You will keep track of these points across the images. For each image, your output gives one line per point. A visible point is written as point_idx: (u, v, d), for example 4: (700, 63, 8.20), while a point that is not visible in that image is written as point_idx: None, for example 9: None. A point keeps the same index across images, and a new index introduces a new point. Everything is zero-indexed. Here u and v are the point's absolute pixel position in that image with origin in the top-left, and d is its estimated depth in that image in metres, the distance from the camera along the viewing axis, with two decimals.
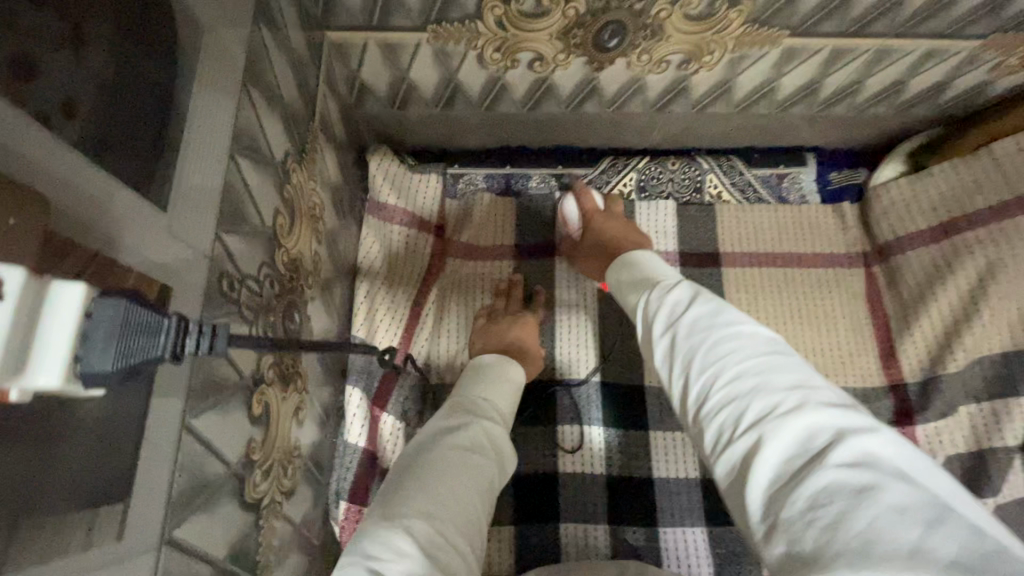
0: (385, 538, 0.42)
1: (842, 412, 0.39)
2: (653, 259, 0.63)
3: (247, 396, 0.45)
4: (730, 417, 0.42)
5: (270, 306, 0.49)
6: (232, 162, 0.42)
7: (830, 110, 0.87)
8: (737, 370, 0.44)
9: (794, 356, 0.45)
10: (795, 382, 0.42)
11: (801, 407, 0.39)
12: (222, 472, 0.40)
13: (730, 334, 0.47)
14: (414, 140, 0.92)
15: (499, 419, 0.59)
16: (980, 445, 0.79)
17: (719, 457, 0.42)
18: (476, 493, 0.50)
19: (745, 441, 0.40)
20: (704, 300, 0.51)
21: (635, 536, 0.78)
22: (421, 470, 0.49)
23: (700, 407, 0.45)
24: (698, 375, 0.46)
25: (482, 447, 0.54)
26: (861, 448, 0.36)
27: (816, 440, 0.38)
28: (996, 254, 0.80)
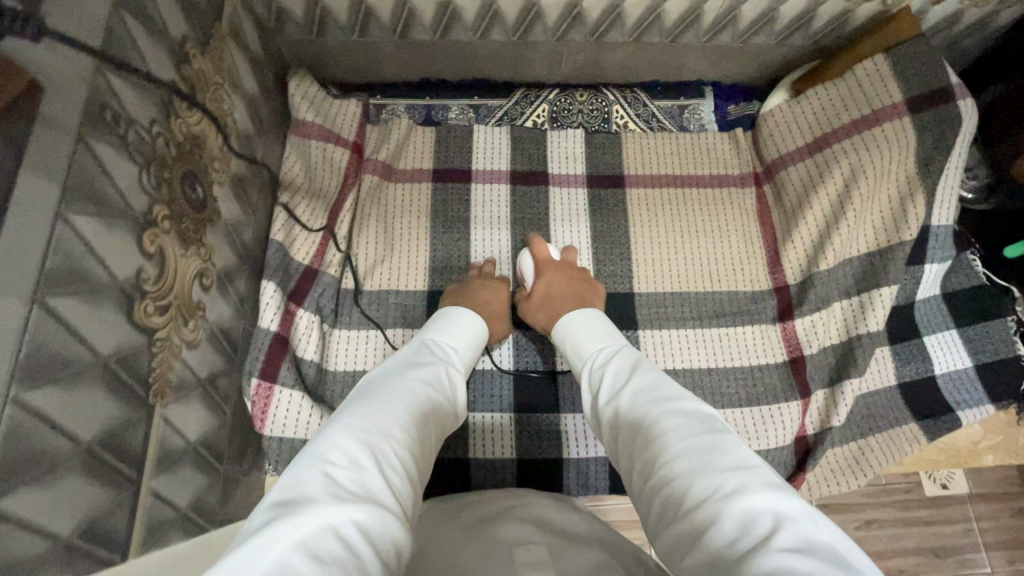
0: (345, 442, 0.49)
1: (776, 495, 0.45)
2: (599, 322, 0.77)
3: (137, 228, 0.50)
4: (682, 492, 0.48)
5: (165, 163, 0.55)
6: (116, 13, 0.48)
7: (716, 40, 0.96)
8: (685, 449, 0.51)
9: (733, 437, 0.52)
10: (740, 462, 0.48)
11: (742, 490, 0.45)
12: (102, 275, 0.45)
13: (671, 416, 0.55)
14: (337, 69, 0.98)
15: (457, 365, 0.72)
16: (850, 334, 0.89)
17: (672, 527, 0.48)
18: (430, 429, 0.59)
19: (693, 522, 0.46)
20: (646, 383, 0.62)
21: (538, 423, 0.87)
22: (380, 401, 0.57)
23: (651, 484, 0.52)
24: (648, 456, 0.54)
25: (443, 389, 0.65)
26: (795, 534, 0.41)
27: (755, 524, 0.43)
28: (858, 160, 0.89)
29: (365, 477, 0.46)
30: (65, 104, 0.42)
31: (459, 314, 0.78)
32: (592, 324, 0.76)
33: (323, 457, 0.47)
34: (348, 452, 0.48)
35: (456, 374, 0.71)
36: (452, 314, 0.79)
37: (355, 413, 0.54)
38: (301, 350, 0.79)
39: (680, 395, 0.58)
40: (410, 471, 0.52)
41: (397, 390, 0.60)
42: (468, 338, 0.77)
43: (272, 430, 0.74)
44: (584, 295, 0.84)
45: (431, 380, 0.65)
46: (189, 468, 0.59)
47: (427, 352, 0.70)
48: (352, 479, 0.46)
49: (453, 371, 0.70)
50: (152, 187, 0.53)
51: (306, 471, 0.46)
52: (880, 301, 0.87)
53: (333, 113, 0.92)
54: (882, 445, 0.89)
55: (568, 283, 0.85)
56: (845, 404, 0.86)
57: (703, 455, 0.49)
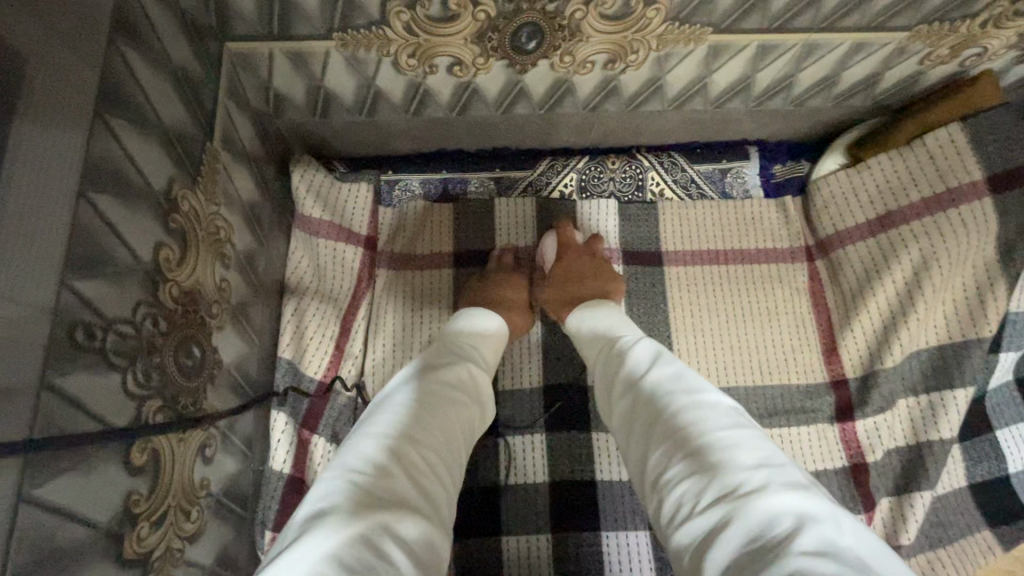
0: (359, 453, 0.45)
1: (803, 496, 0.41)
2: (614, 314, 0.72)
3: (123, 448, 0.42)
4: (700, 487, 0.45)
5: (155, 346, 0.47)
6: (84, 201, 0.39)
7: (766, 105, 0.86)
8: (707, 441, 0.48)
9: (756, 432, 0.49)
10: (763, 460, 0.45)
11: (765, 487, 0.42)
12: (83, 534, 0.38)
13: (695, 406, 0.52)
14: (343, 146, 0.88)
15: (483, 364, 0.64)
16: (917, 437, 0.80)
17: (687, 522, 0.45)
18: (458, 425, 0.54)
19: (710, 520, 0.43)
20: (669, 370, 0.57)
21: (579, 544, 0.78)
22: (396, 398, 0.53)
23: (668, 478, 0.49)
24: (665, 447, 0.51)
25: (467, 385, 0.59)
26: (823, 537, 0.37)
27: (778, 523, 0.39)
28: (931, 248, 0.80)
29: (383, 479, 0.43)
30: (22, 355, 0.34)
31: (481, 316, 0.70)
32: (614, 315, 0.72)
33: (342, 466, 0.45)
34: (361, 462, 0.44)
35: (484, 375, 0.62)
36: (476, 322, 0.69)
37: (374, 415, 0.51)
38: None
39: (701, 385, 0.55)
40: (438, 474, 0.48)
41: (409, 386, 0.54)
42: (491, 335, 0.69)
43: None
44: (603, 284, 0.80)
45: (460, 375, 0.58)
46: None
47: (449, 350, 0.62)
48: (369, 480, 0.43)
49: (477, 363, 0.63)
50: (141, 386, 0.44)
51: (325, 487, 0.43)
52: (953, 404, 0.79)
53: (342, 201, 0.83)
54: (953, 557, 0.81)
55: (592, 270, 0.82)
56: (915, 519, 0.78)
57: (730, 449, 0.46)
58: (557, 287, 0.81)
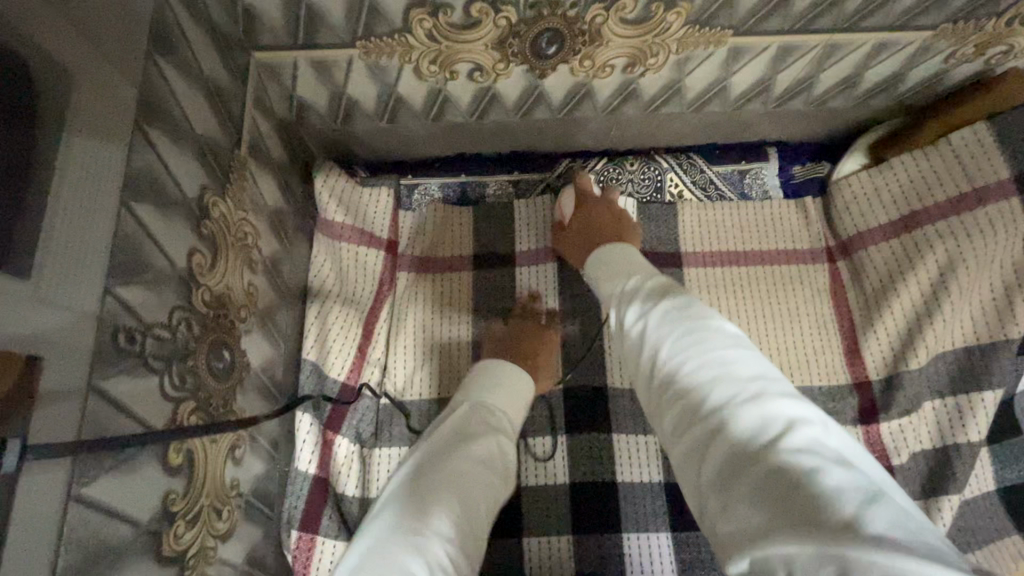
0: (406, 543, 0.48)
1: (793, 402, 0.44)
2: (629, 254, 0.71)
3: (161, 448, 0.43)
4: (695, 401, 0.47)
5: (188, 351, 0.48)
6: (125, 209, 0.40)
7: (787, 105, 0.85)
8: (704, 359, 0.49)
9: (753, 347, 0.50)
10: (759, 374, 0.46)
11: (758, 396, 0.44)
12: (127, 532, 0.39)
13: (694, 326, 0.52)
14: (364, 152, 0.89)
15: (509, 429, 0.67)
16: (944, 440, 0.79)
17: (681, 435, 0.47)
18: (482, 498, 0.57)
19: (705, 427, 0.45)
20: (674, 296, 0.57)
21: (599, 545, 0.78)
22: (435, 475, 0.56)
23: (666, 392, 0.50)
24: (665, 363, 0.51)
25: (495, 457, 0.62)
26: (811, 438, 0.40)
27: (769, 428, 0.42)
28: (956, 248, 0.79)
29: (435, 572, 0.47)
30: (71, 359, 0.35)
31: (508, 370, 0.71)
32: (628, 254, 0.71)
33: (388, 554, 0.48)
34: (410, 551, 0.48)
35: (508, 442, 0.65)
36: (509, 377, 0.71)
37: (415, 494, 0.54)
38: (343, 485, 0.72)
39: (701, 306, 0.55)
40: (466, 556, 0.52)
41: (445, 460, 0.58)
42: (520, 396, 0.72)
43: None
44: (617, 236, 0.77)
45: (488, 446, 0.61)
46: None
47: (479, 417, 0.65)
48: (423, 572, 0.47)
49: (504, 433, 0.65)
50: (175, 390, 0.45)
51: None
52: (982, 408, 0.78)
53: (363, 206, 0.84)
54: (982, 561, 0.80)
55: (609, 215, 0.80)
56: (942, 522, 0.77)
57: (726, 365, 0.48)
58: (574, 239, 0.81)
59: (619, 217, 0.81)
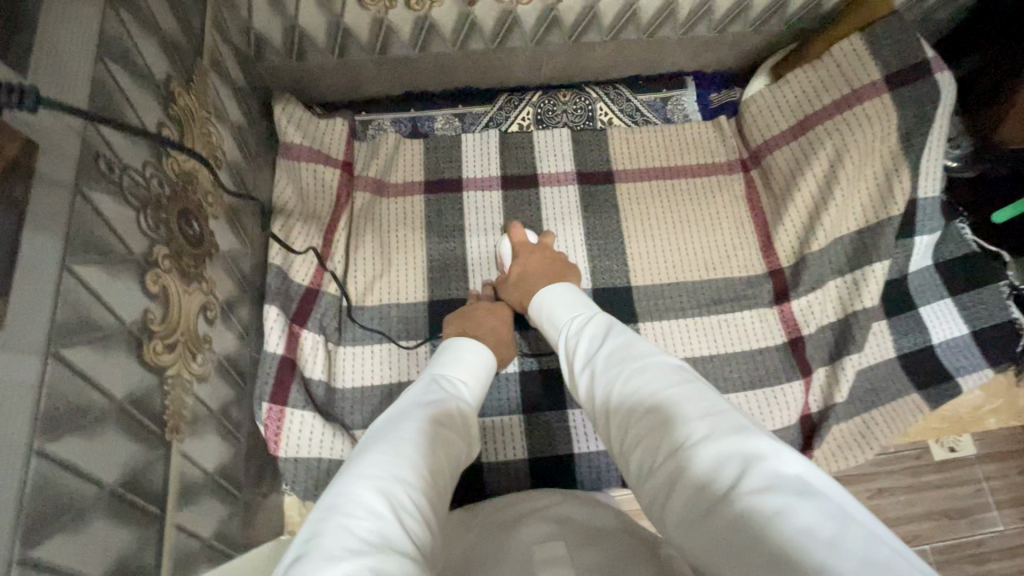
0: (359, 497, 0.46)
1: (746, 433, 0.43)
2: (573, 293, 0.74)
3: (140, 271, 0.51)
4: (652, 448, 0.47)
5: (160, 204, 0.56)
6: (101, 63, 0.49)
7: (693, 31, 0.97)
8: (655, 402, 0.50)
9: (702, 383, 0.51)
10: (711, 409, 0.47)
11: (711, 433, 0.44)
12: (111, 322, 0.47)
13: (644, 371, 0.54)
14: (321, 90, 0.98)
15: (468, 401, 0.68)
16: (846, 311, 0.90)
17: (648, 484, 0.47)
18: (446, 466, 0.57)
19: (668, 470, 0.45)
20: (619, 342, 0.60)
21: (547, 420, 0.87)
22: (392, 443, 0.54)
23: (630, 436, 0.51)
24: (622, 407, 0.53)
25: (456, 424, 0.62)
26: (768, 469, 0.39)
27: (724, 463, 0.41)
28: (842, 140, 0.90)
29: (383, 527, 0.44)
30: (60, 157, 0.43)
31: (469, 345, 0.75)
32: (561, 300, 0.74)
33: (338, 509, 0.45)
34: (362, 501, 0.46)
35: (470, 411, 0.67)
36: (467, 349, 0.75)
37: (366, 458, 0.52)
38: (309, 369, 0.80)
39: (648, 348, 0.57)
40: (427, 518, 0.50)
41: (404, 426, 0.57)
42: (481, 370, 0.74)
43: (287, 451, 0.75)
44: (560, 271, 0.82)
45: (451, 417, 0.62)
46: (210, 498, 0.60)
47: (439, 386, 0.66)
48: (371, 529, 0.44)
49: (464, 404, 0.66)
50: (150, 229, 0.53)
51: (326, 526, 0.44)
52: (874, 277, 0.88)
53: (320, 134, 0.93)
54: (885, 417, 0.91)
55: (544, 261, 0.83)
56: (846, 379, 0.87)
57: (676, 404, 0.48)
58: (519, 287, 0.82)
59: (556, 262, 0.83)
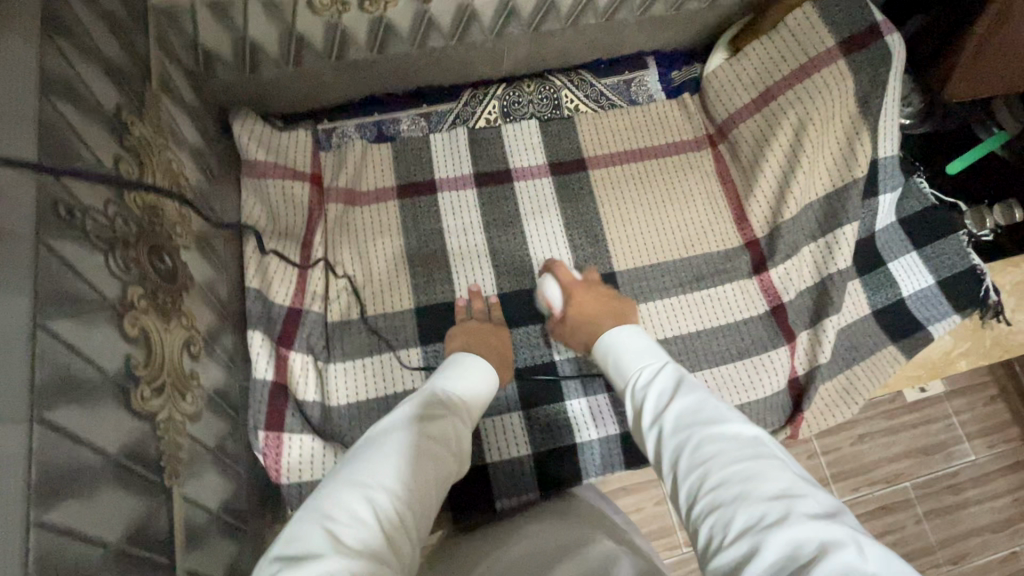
0: (346, 505, 0.48)
1: (827, 524, 0.43)
2: (639, 337, 0.72)
3: (117, 317, 0.49)
4: (719, 523, 0.47)
5: (128, 242, 0.53)
6: (46, 102, 0.46)
7: (650, 11, 0.97)
8: (725, 476, 0.49)
9: (774, 458, 0.50)
10: (784, 490, 0.46)
11: (784, 518, 0.44)
12: (94, 375, 0.44)
13: (714, 438, 0.53)
14: (278, 102, 0.95)
15: (467, 415, 0.65)
16: (822, 275, 0.94)
17: (710, 558, 0.46)
18: (438, 480, 0.56)
19: (738, 547, 0.44)
20: (688, 399, 0.58)
21: (546, 414, 0.87)
22: (385, 457, 0.53)
23: (692, 506, 0.50)
24: (686, 474, 0.52)
25: (450, 440, 0.60)
26: (844, 565, 0.40)
27: (803, 555, 0.41)
28: (804, 109, 0.92)
29: (362, 538, 0.46)
30: (18, 207, 0.40)
31: (472, 361, 0.73)
32: (625, 340, 0.72)
33: (324, 513, 0.47)
34: (348, 510, 0.47)
35: (465, 426, 0.64)
36: (464, 362, 0.73)
37: (361, 465, 0.52)
38: (302, 393, 0.78)
39: (718, 411, 0.56)
40: (409, 529, 0.50)
41: (394, 441, 0.55)
42: (480, 382, 0.71)
43: (289, 477, 0.74)
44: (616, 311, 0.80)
45: (446, 427, 0.60)
46: (217, 537, 0.59)
47: (443, 397, 0.64)
48: (357, 537, 0.45)
49: (461, 418, 0.64)
50: (122, 271, 0.51)
51: (307, 527, 0.46)
52: (845, 239, 0.91)
53: (283, 147, 0.89)
54: (865, 371, 0.94)
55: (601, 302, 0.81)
56: (828, 340, 0.90)
57: (748, 480, 0.48)
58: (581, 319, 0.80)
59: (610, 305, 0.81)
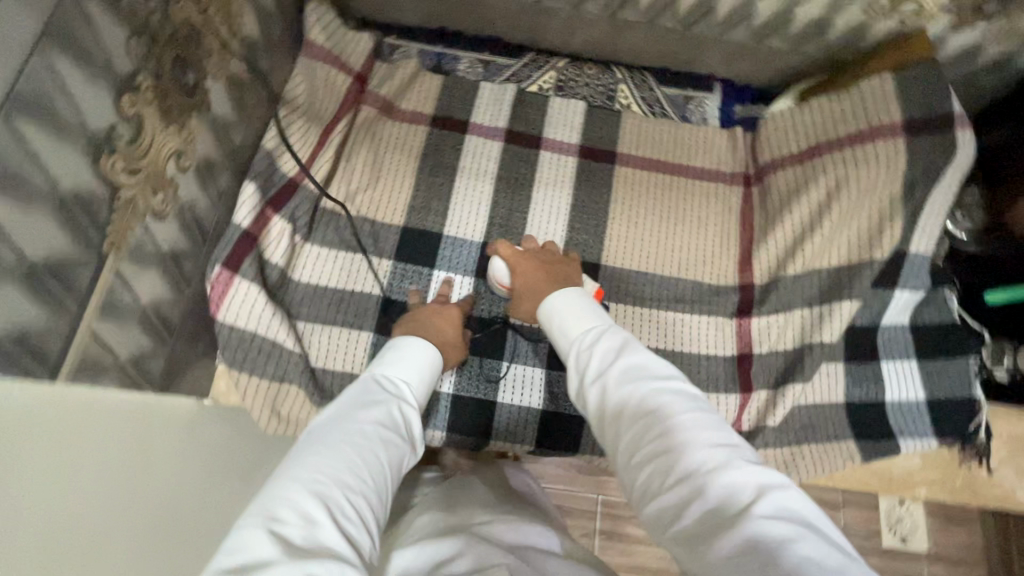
0: (292, 502, 0.48)
1: (756, 470, 0.48)
2: (583, 300, 0.71)
3: (117, 88, 0.54)
4: (660, 472, 0.50)
5: (157, 39, 0.59)
6: None
7: (729, 34, 0.97)
8: (667, 428, 0.51)
9: (710, 410, 0.54)
10: (721, 440, 0.51)
11: (721, 465, 0.48)
12: (75, 120, 0.50)
13: (660, 394, 0.55)
14: (358, 5, 1.01)
15: (412, 401, 0.68)
16: (803, 342, 0.89)
17: (651, 501, 0.50)
18: (392, 471, 0.58)
19: (679, 494, 0.48)
20: (633, 357, 0.59)
21: (481, 366, 0.88)
22: (333, 446, 0.54)
23: (633, 458, 0.52)
24: (631, 428, 0.54)
25: (397, 426, 0.62)
26: (774, 502, 0.45)
27: (739, 496, 0.46)
28: (844, 173, 0.90)
29: (316, 534, 0.46)
30: None
31: (413, 344, 0.74)
32: (569, 301, 0.71)
33: (270, 516, 0.47)
34: (298, 508, 0.48)
35: (412, 409, 0.66)
36: (410, 345, 0.74)
37: (306, 460, 0.52)
38: (270, 252, 0.83)
39: (660, 369, 0.58)
40: (368, 520, 0.51)
41: (343, 430, 0.57)
42: (425, 367, 0.73)
43: (226, 316, 0.77)
44: (559, 278, 0.79)
45: (387, 414, 0.62)
46: (136, 326, 0.64)
47: (380, 387, 0.66)
48: (304, 536, 0.46)
49: (406, 403, 0.66)
50: (139, 56, 0.57)
51: (250, 532, 0.46)
52: (839, 314, 0.87)
53: (345, 42, 0.96)
54: (815, 456, 0.90)
55: (542, 269, 0.81)
56: (783, 406, 0.87)
57: (689, 431, 0.51)
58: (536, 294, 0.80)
59: (547, 274, 0.80)
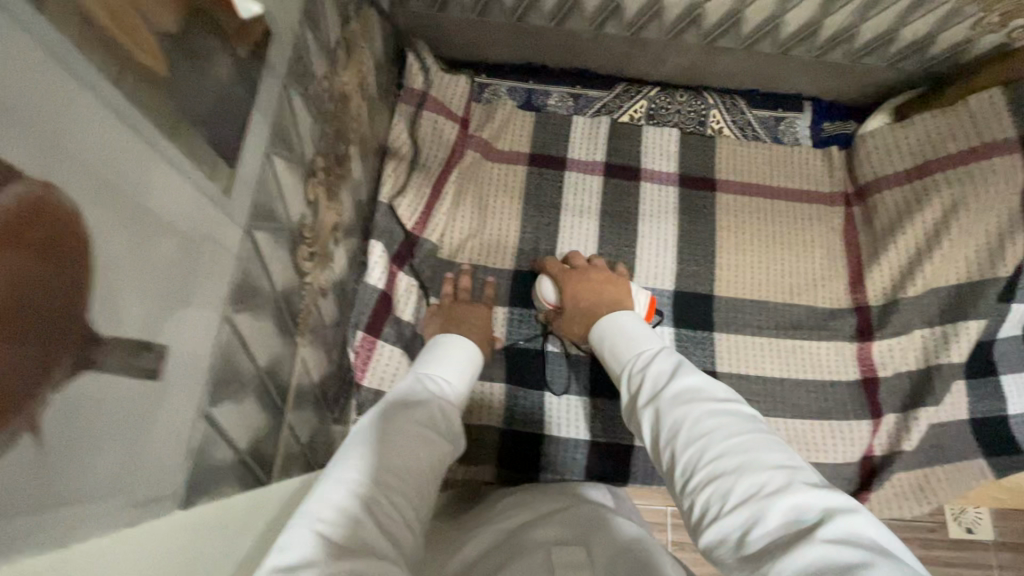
0: (329, 492, 0.43)
1: (824, 493, 0.44)
2: (638, 323, 0.71)
3: (305, 176, 0.53)
4: (719, 493, 0.47)
5: (325, 118, 0.58)
6: None
7: (826, 56, 0.96)
8: (723, 448, 0.49)
9: (771, 434, 0.51)
10: (780, 461, 0.47)
11: (786, 486, 0.45)
12: (283, 218, 0.49)
13: (719, 414, 0.53)
14: (448, 46, 1.00)
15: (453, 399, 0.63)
16: (928, 362, 0.89)
17: (709, 527, 0.47)
18: (430, 462, 0.51)
19: (738, 516, 0.45)
20: (689, 378, 0.58)
21: (610, 409, 0.88)
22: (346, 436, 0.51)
23: (691, 479, 0.50)
24: (687, 449, 0.51)
25: (437, 423, 0.56)
26: (847, 526, 0.41)
27: (806, 517, 0.42)
28: (961, 191, 0.89)
29: (355, 528, 0.41)
30: (277, 50, 0.45)
31: (456, 342, 0.70)
32: (630, 326, 0.71)
33: (309, 511, 0.42)
34: (326, 499, 0.43)
35: (455, 409, 0.60)
36: (452, 343, 0.71)
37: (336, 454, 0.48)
38: (401, 310, 0.83)
39: (713, 391, 0.56)
40: (399, 512, 0.46)
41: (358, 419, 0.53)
42: (466, 366, 0.69)
43: (371, 381, 0.78)
44: (614, 299, 0.79)
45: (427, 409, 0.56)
46: (310, 406, 0.63)
47: (425, 384, 0.61)
48: (333, 524, 0.41)
49: (448, 401, 0.61)
50: (316, 140, 0.55)
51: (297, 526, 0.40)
52: (965, 334, 0.86)
53: (444, 86, 0.94)
54: (948, 474, 0.90)
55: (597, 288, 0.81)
56: (918, 430, 0.86)
57: (748, 451, 0.48)
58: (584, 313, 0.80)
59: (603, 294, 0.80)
